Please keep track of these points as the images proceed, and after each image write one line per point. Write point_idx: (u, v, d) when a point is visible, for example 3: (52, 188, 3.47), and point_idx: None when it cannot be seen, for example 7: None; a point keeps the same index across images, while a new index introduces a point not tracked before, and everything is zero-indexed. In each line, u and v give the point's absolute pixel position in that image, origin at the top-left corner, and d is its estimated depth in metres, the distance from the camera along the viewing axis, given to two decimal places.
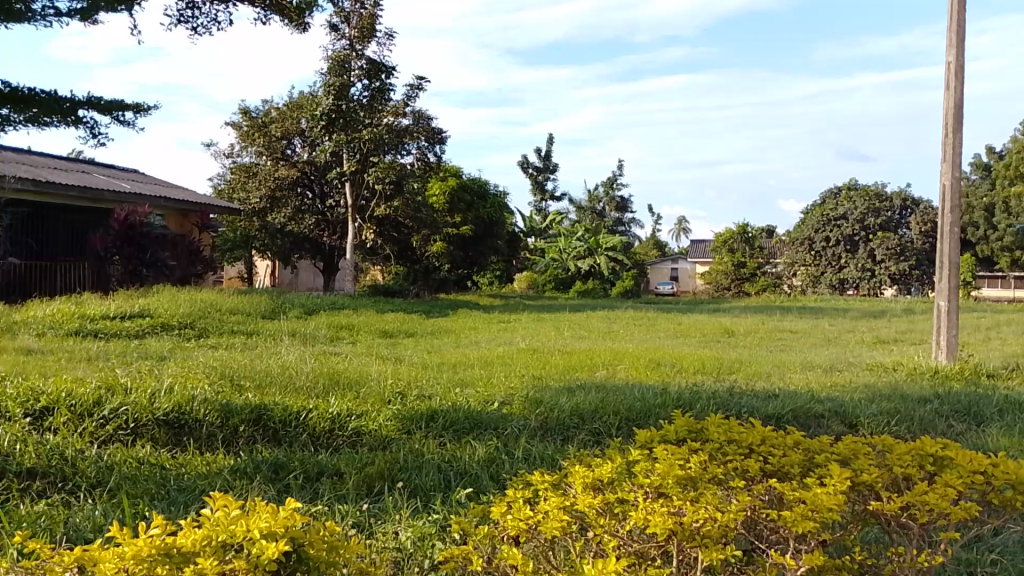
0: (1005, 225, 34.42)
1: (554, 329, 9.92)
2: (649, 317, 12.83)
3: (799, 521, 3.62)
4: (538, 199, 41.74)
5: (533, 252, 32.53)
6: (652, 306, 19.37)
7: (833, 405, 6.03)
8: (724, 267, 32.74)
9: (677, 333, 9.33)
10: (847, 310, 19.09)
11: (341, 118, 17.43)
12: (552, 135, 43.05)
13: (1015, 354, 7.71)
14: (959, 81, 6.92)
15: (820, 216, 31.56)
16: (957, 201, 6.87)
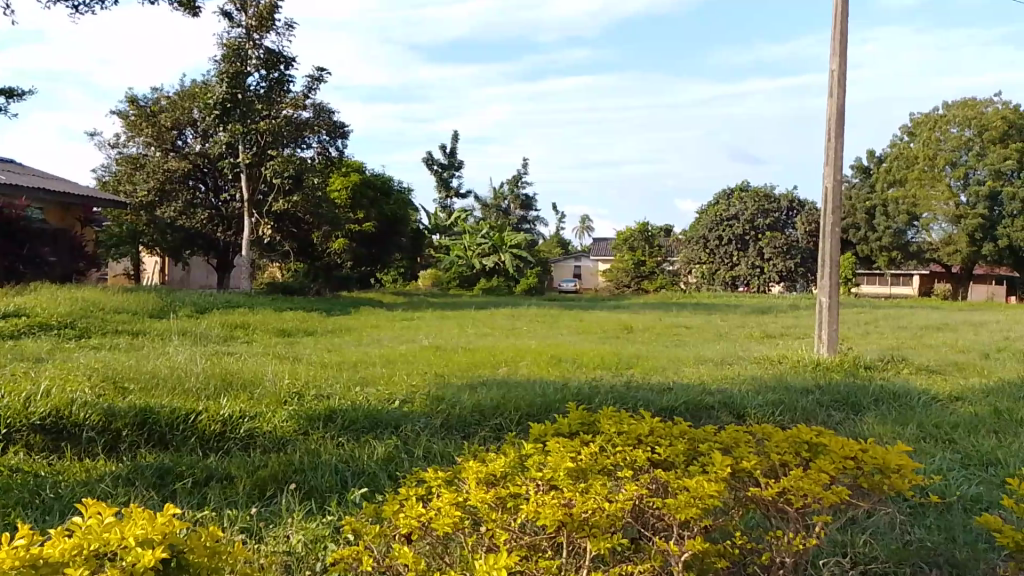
0: (884, 225, 35.15)
1: (457, 327, 9.89)
2: (552, 314, 12.99)
3: (683, 508, 3.73)
4: (443, 196, 41.62)
5: (438, 249, 32.39)
6: (555, 304, 19.66)
7: (723, 397, 6.28)
8: (625, 266, 33.72)
9: (580, 330, 9.45)
10: (737, 307, 19.94)
11: (236, 109, 16.81)
12: (455, 132, 43.02)
13: (890, 347, 8.25)
14: (841, 88, 7.27)
15: (713, 216, 32.83)
16: (839, 202, 7.20)
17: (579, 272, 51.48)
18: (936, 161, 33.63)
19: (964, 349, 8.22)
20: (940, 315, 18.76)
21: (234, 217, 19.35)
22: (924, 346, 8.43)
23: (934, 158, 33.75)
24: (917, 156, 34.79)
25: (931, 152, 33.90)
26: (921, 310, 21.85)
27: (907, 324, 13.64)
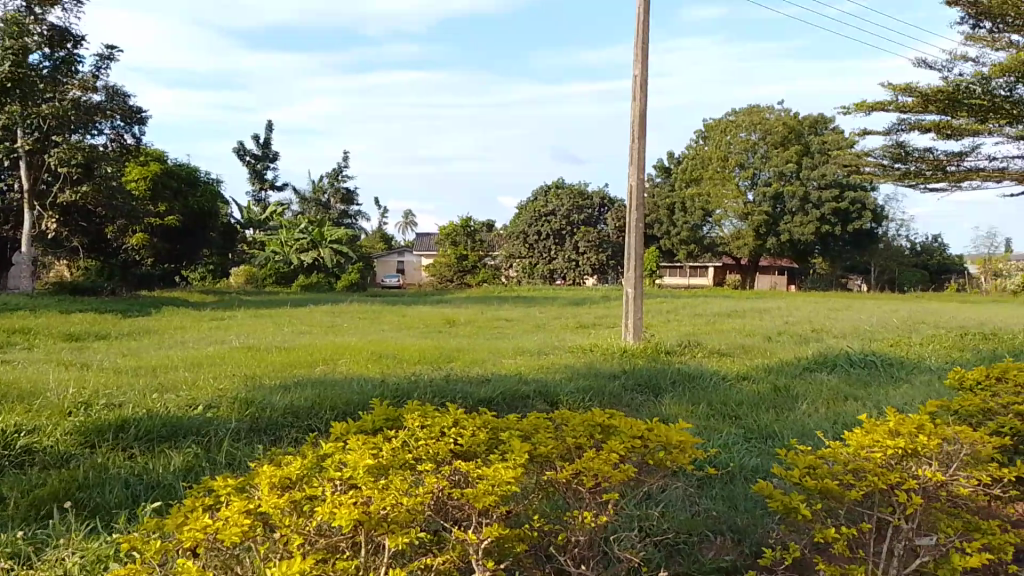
0: (683, 221, 37.96)
1: (271, 325, 9.51)
2: (374, 310, 12.85)
3: (480, 496, 3.77)
4: (256, 189, 40.00)
5: (252, 244, 31.65)
6: (378, 299, 19.47)
7: (537, 386, 6.49)
8: (448, 261, 34.09)
9: (400, 325, 9.40)
10: (554, 299, 20.80)
11: (19, 88, 15.02)
12: (269, 123, 41.74)
13: (688, 333, 8.94)
14: (643, 92, 7.72)
15: (532, 212, 34.01)
16: (642, 199, 7.65)
17: (404, 267, 51.52)
18: (727, 162, 36.73)
19: (751, 334, 9.04)
20: (733, 304, 20.61)
21: (12, 209, 17.58)
22: (717, 331, 9.20)
23: (726, 159, 36.85)
24: (711, 157, 37.77)
25: (724, 153, 37.00)
26: (718, 299, 23.89)
27: (703, 312, 14.85)
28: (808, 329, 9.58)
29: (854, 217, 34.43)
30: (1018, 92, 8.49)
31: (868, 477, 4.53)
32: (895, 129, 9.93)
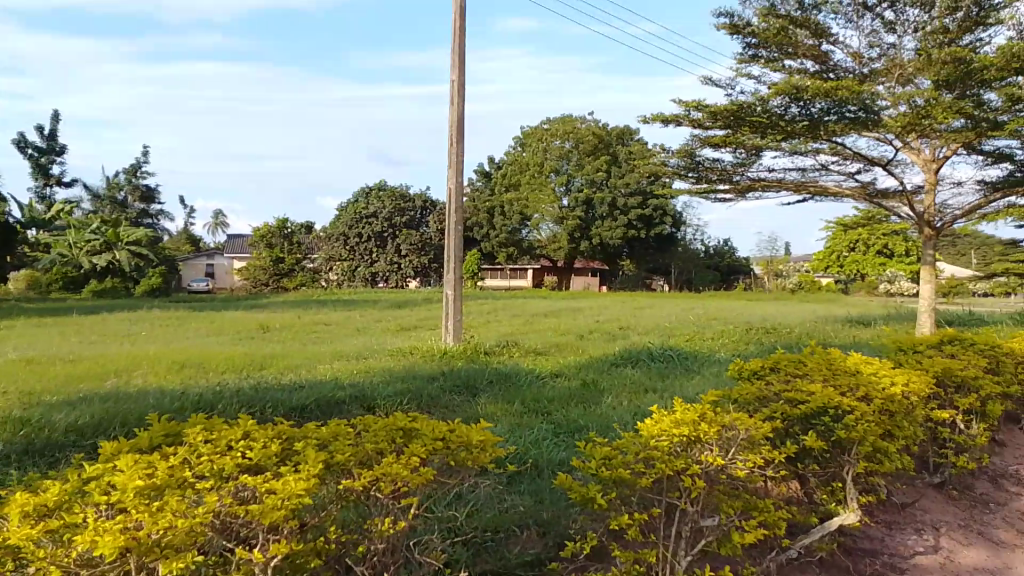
0: (502, 224, 39.09)
1: (58, 335, 8.69)
2: (181, 316, 12.11)
3: (264, 513, 3.52)
4: (41, 185, 36.47)
5: (35, 246, 28.66)
6: (184, 305, 18.39)
7: (353, 391, 6.38)
8: (263, 264, 32.31)
9: (209, 331, 8.94)
10: (374, 302, 20.59)
11: None
12: (57, 113, 38.14)
13: (507, 332, 9.20)
14: (460, 98, 7.81)
15: (354, 214, 34.45)
16: (461, 202, 7.78)
17: (212, 270, 48.50)
18: (543, 168, 38.12)
19: (565, 332, 9.44)
20: (551, 303, 21.53)
21: None
22: (533, 330, 9.53)
23: (542, 166, 38.19)
24: (527, 163, 39.41)
25: (540, 160, 38.41)
26: (534, 298, 24.87)
27: (522, 312, 15.36)
28: (617, 326, 10.16)
29: (655, 222, 37.62)
30: (791, 112, 9.40)
31: (657, 465, 4.68)
32: (688, 141, 10.71)
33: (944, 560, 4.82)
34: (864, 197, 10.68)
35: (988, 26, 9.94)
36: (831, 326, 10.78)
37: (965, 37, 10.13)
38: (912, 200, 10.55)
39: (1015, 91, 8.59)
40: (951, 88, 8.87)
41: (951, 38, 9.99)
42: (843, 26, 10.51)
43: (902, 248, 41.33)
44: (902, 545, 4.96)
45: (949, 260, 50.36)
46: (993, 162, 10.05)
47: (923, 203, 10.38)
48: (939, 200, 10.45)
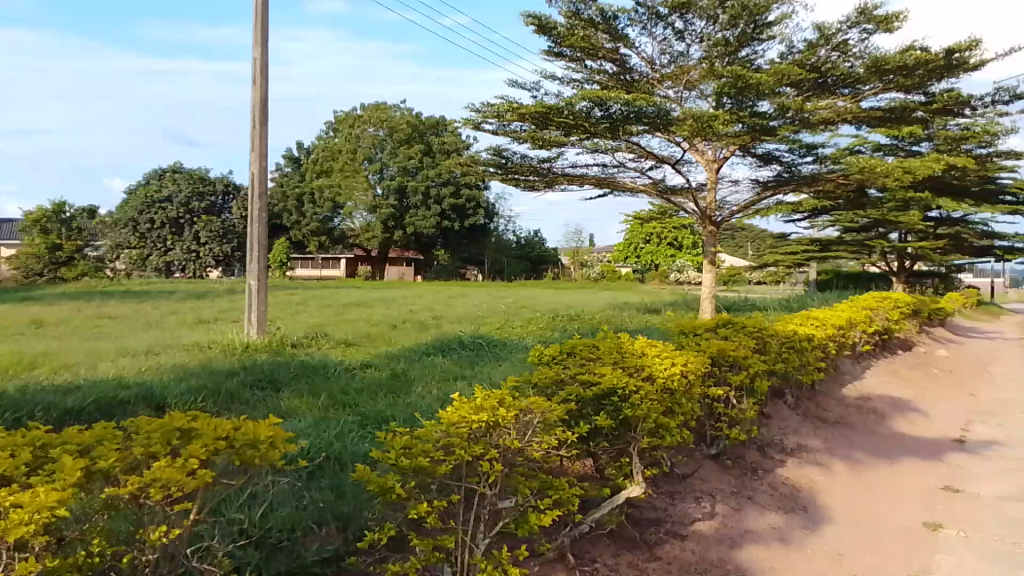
0: (312, 213, 37.95)
1: None
2: None
3: (13, 527, 2.31)
4: None
5: None
6: None
7: (141, 390, 5.92)
8: (34, 251, 28.94)
9: None
10: (172, 294, 19.32)
11: None
12: None
13: (317, 324, 8.97)
14: (264, 77, 7.48)
15: (144, 198, 33.65)
16: (266, 188, 7.47)
17: None
18: (357, 155, 37.41)
19: (378, 322, 9.37)
20: (363, 294, 21.33)
21: None
22: (344, 321, 9.38)
23: (355, 153, 37.21)
24: (339, 150, 38.31)
25: (353, 147, 37.62)
26: (345, 289, 24.48)
27: (332, 303, 15.04)
28: (430, 316, 10.24)
29: (469, 214, 38.34)
30: (594, 114, 9.95)
31: (457, 450, 4.57)
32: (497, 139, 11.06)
33: (719, 524, 5.29)
34: (657, 193, 11.47)
35: (762, 41, 10.95)
36: (629, 313, 11.55)
37: (743, 49, 11.09)
38: (696, 197, 11.57)
39: (785, 103, 9.52)
40: (731, 98, 9.72)
41: (731, 50, 10.90)
42: (638, 32, 11.14)
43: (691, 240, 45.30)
44: (685, 513, 5.36)
45: (727, 252, 56.19)
46: (764, 163, 11.27)
47: (706, 199, 11.40)
48: (720, 197, 11.54)
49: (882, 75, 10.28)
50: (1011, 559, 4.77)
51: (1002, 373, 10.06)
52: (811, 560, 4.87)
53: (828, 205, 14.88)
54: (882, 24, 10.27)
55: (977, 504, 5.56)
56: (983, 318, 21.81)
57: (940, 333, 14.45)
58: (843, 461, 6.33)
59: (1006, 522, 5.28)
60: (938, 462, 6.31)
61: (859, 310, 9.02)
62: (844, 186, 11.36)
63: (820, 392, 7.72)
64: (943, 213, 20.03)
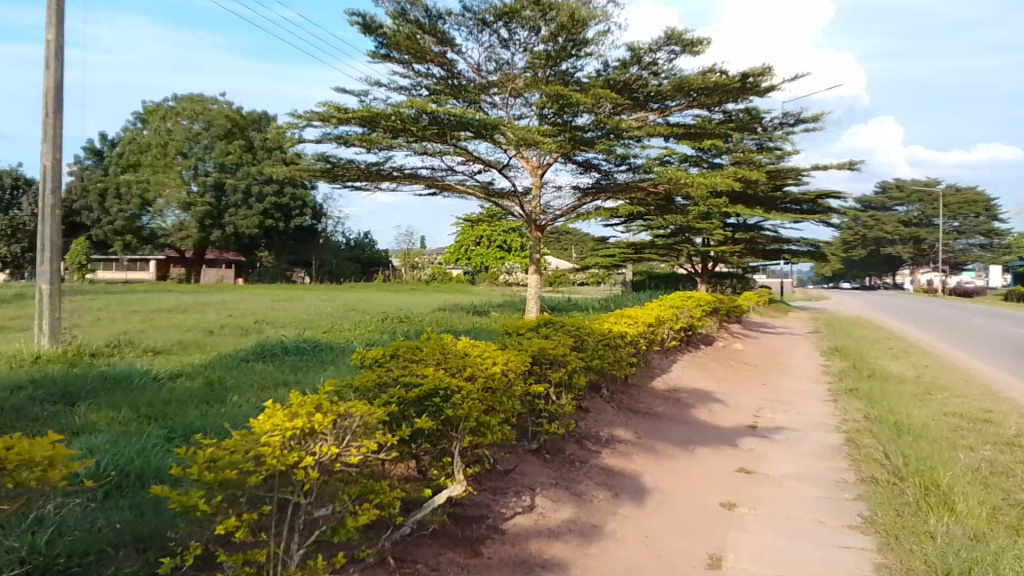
0: (118, 210, 35.07)
1: None
2: None
3: None
4: None
5: None
6: None
7: None
8: None
9: None
10: None
11: None
12: None
13: (121, 332, 8.33)
14: (57, 61, 6.84)
15: None
16: (59, 183, 6.84)
17: None
18: (167, 149, 35.39)
19: (191, 328, 8.85)
20: (176, 298, 20.08)
21: None
22: (153, 328, 8.78)
23: (166, 147, 35.39)
24: (148, 144, 36.03)
25: (164, 141, 35.57)
26: (154, 293, 22.87)
27: (141, 308, 13.98)
28: (250, 320, 9.83)
29: (295, 214, 37.23)
30: (422, 119, 9.98)
31: (269, 459, 4.06)
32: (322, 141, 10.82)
33: (538, 517, 5.45)
34: (485, 195, 11.71)
35: (580, 57, 11.40)
36: (457, 315, 11.66)
37: (562, 64, 11.46)
38: (522, 201, 11.89)
39: (604, 120, 10.08)
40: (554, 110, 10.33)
41: (551, 63, 11.23)
42: (464, 37, 11.31)
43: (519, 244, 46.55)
44: (505, 508, 5.47)
45: (554, 254, 58.70)
46: (583, 171, 11.88)
47: (530, 203, 11.77)
48: (543, 202, 11.95)
49: (687, 93, 11.12)
50: (791, 533, 5.33)
51: (787, 365, 11.24)
52: (622, 545, 5.15)
53: (641, 211, 15.85)
54: (687, 47, 11.12)
55: (765, 483, 6.16)
56: (774, 314, 24.22)
57: (738, 329, 15.90)
58: (653, 449, 6.76)
59: (789, 498, 5.88)
60: (735, 447, 6.91)
61: (667, 308, 9.67)
62: (653, 194, 12.20)
63: (632, 385, 8.18)
64: (740, 220, 21.97)
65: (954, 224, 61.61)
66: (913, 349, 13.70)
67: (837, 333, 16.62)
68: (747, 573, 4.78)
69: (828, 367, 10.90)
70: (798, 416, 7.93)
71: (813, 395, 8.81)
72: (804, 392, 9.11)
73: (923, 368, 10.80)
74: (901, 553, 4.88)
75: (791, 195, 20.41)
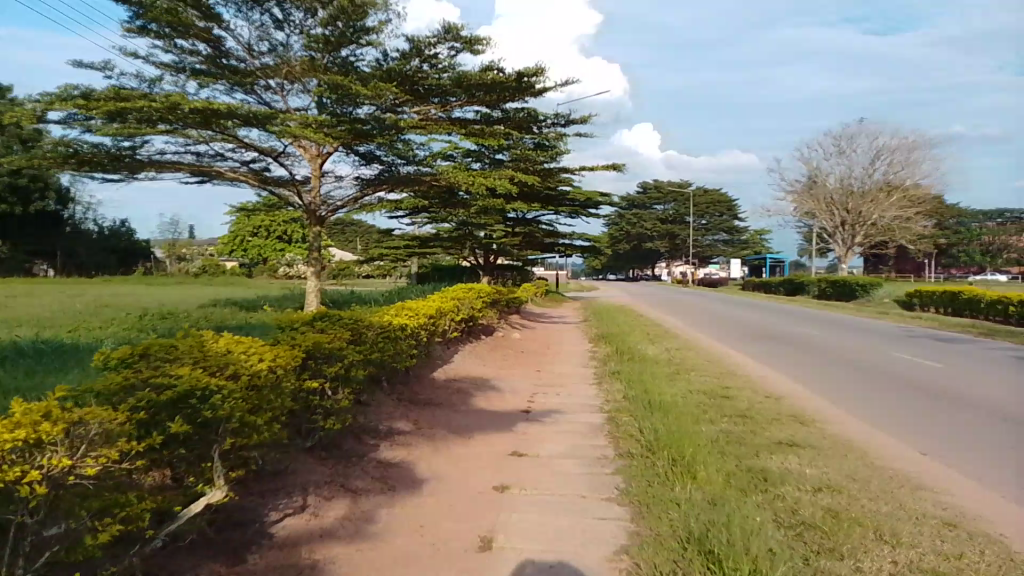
0: None
1: None
2: None
3: None
4: None
5: None
6: None
7: None
8: None
9: None
10: None
11: None
12: None
13: None
14: None
15: None
16: None
17: None
18: None
19: None
20: None
21: None
22: None
23: None
24: None
25: None
26: None
27: None
28: None
29: (33, 199, 33.27)
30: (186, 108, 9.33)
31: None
32: (66, 126, 9.82)
33: (309, 516, 5.22)
34: (261, 182, 11.27)
35: (360, 45, 11.25)
36: (230, 308, 11.34)
37: (342, 50, 11.24)
38: (301, 191, 11.52)
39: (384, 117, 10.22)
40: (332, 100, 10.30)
41: (328, 49, 10.96)
42: (233, 14, 10.70)
43: (300, 234, 44.96)
44: (274, 509, 5.17)
45: (339, 247, 57.77)
46: (366, 162, 11.79)
47: (309, 193, 11.44)
48: (323, 193, 11.70)
49: (467, 89, 11.56)
50: (558, 510, 5.62)
51: (560, 353, 11.99)
52: (395, 536, 5.11)
53: (424, 204, 16.01)
54: (467, 45, 11.45)
55: (537, 465, 6.47)
56: (551, 306, 25.68)
57: (516, 320, 16.67)
58: (431, 438, 6.84)
59: (556, 477, 6.22)
60: (507, 433, 7.18)
61: (448, 300, 9.86)
62: (435, 186, 12.45)
63: (414, 377, 8.22)
64: (520, 215, 22.94)
65: (706, 221, 69.18)
66: (669, 335, 15.24)
67: (605, 321, 18.02)
68: (516, 552, 4.95)
69: (596, 354, 11.78)
70: (566, 401, 8.48)
71: (580, 381, 9.42)
72: (572, 379, 9.75)
73: (677, 352, 12.03)
74: (650, 519, 5.35)
75: (566, 193, 21.74)
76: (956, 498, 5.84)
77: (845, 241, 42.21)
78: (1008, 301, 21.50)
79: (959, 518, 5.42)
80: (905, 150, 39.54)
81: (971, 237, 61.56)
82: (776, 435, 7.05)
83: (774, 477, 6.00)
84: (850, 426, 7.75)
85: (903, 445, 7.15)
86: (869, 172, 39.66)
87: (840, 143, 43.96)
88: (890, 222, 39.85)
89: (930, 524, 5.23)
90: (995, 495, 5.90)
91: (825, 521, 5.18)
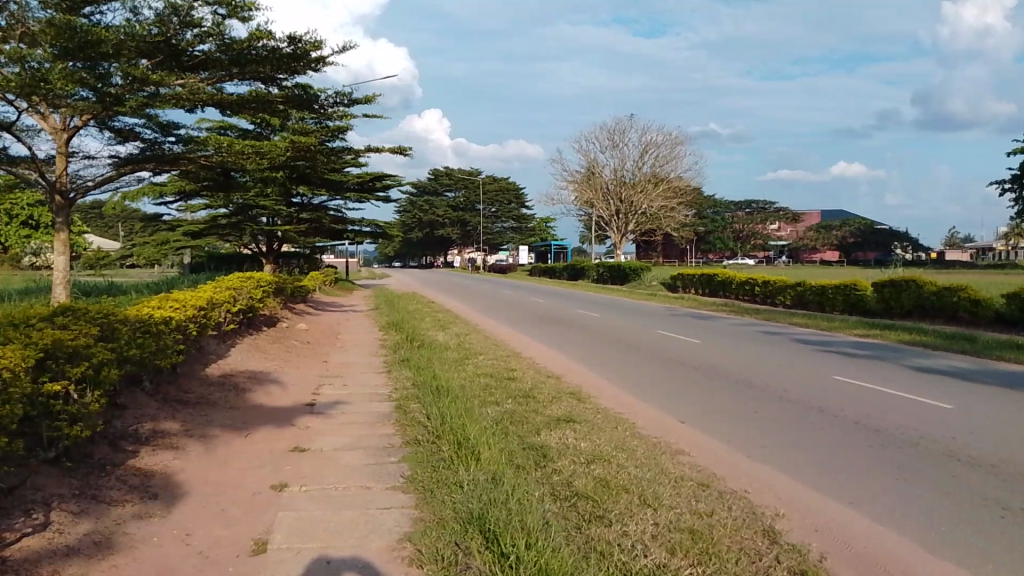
0: None
1: None
2: None
3: None
4: None
5: None
6: None
7: None
8: None
9: None
10: None
11: None
12: None
13: None
14: None
15: None
16: None
17: None
18: None
19: None
20: None
21: None
22: None
23: None
24: None
25: None
26: None
27: None
28: None
29: None
30: None
31: None
32: None
33: (51, 534, 4.45)
34: None
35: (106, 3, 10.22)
36: None
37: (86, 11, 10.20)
38: (43, 169, 10.55)
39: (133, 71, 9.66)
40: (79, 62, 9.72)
41: (70, 7, 9.87)
42: None
43: (46, 220, 39.93)
44: (5, 530, 4.34)
45: (99, 233, 52.59)
46: (121, 139, 10.98)
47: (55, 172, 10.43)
48: (72, 170, 10.77)
49: (235, 60, 11.06)
50: (337, 503, 5.46)
51: (346, 344, 11.78)
52: (157, 545, 4.65)
53: (193, 186, 15.03)
54: (233, 12, 10.94)
55: (319, 461, 6.26)
56: (340, 294, 25.12)
57: (300, 309, 16.16)
58: (199, 442, 6.38)
59: (336, 471, 6.06)
60: (283, 434, 6.89)
61: (222, 290, 9.36)
62: (207, 168, 11.90)
63: (182, 374, 7.68)
64: (304, 200, 22.14)
65: (498, 210, 71.41)
66: (458, 320, 15.56)
67: (394, 308, 17.96)
68: (292, 548, 4.72)
69: (383, 344, 11.72)
70: (348, 393, 8.34)
71: (364, 375, 9.30)
72: (356, 370, 9.61)
73: (464, 337, 12.31)
74: (433, 503, 5.36)
75: (354, 178, 21.49)
76: (707, 460, 6.48)
77: (619, 228, 45.10)
78: (753, 281, 24.55)
79: (710, 478, 6.01)
80: (667, 144, 43.12)
81: (726, 226, 69.29)
82: (554, 412, 7.43)
83: (552, 453, 6.28)
84: (620, 399, 8.35)
85: (666, 415, 7.82)
86: (637, 165, 43.07)
87: (614, 137, 47.46)
88: (656, 211, 43.73)
89: (685, 486, 5.74)
90: (736, 455, 6.63)
91: (596, 490, 5.50)
